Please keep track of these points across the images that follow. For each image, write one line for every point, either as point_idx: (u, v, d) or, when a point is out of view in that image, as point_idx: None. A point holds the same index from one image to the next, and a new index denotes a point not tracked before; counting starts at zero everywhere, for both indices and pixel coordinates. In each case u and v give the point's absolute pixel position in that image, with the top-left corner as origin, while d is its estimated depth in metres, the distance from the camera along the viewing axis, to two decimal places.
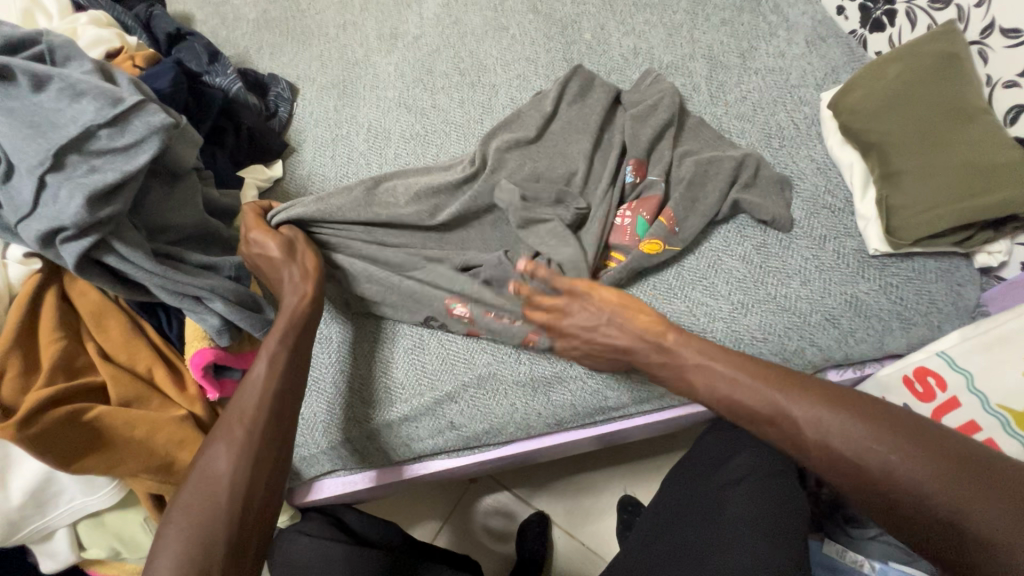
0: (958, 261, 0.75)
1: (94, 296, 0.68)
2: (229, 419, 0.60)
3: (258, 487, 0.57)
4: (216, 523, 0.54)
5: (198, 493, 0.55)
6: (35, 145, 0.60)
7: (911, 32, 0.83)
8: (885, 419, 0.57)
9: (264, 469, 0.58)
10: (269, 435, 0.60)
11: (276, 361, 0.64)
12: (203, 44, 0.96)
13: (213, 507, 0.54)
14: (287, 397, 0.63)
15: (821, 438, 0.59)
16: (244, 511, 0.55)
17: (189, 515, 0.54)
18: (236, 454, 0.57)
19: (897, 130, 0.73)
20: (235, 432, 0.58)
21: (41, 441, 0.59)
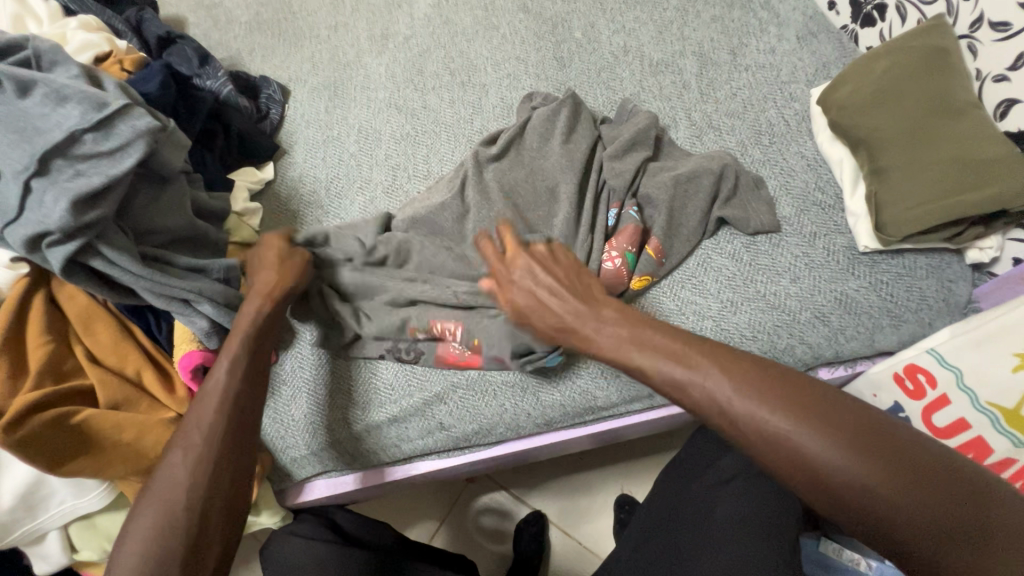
0: (949, 257, 0.75)
1: (83, 300, 0.68)
2: (185, 422, 0.58)
3: (217, 491, 0.56)
4: (173, 529, 0.53)
5: (155, 498, 0.54)
6: (21, 150, 0.60)
7: (902, 27, 0.83)
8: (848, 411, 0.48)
9: (222, 476, 0.57)
10: (229, 438, 0.58)
11: (237, 362, 0.62)
12: (194, 47, 0.96)
13: (170, 513, 0.53)
14: (251, 398, 0.61)
15: (767, 419, 0.49)
16: (204, 515, 0.54)
17: (148, 522, 0.53)
18: (193, 459, 0.56)
19: (886, 126, 0.72)
20: (192, 436, 0.57)
21: (28, 444, 0.59)
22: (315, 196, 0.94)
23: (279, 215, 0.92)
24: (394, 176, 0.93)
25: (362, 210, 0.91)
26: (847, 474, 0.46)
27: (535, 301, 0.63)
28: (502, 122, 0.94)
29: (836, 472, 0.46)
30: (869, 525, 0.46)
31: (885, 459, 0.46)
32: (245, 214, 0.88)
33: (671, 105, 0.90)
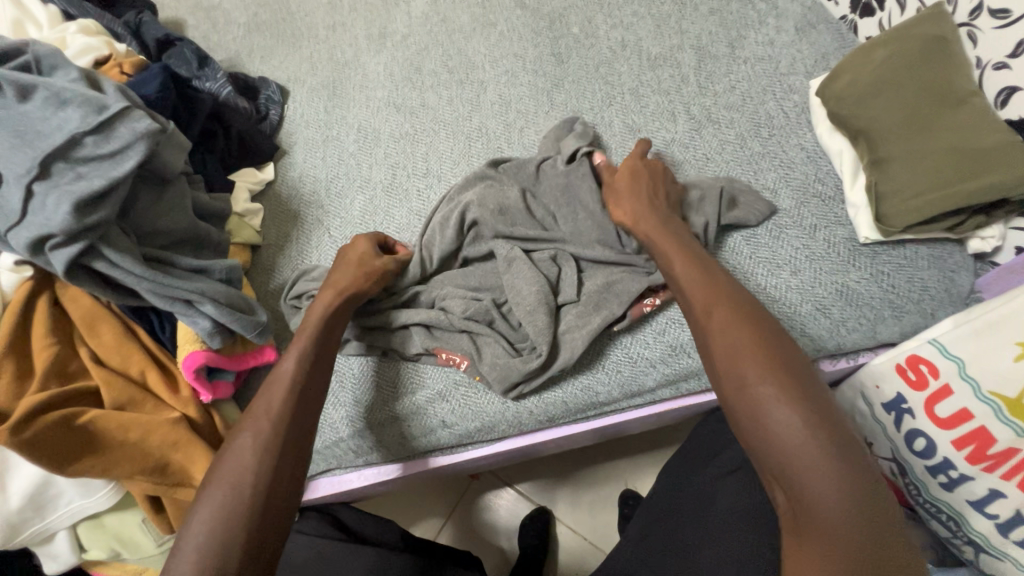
0: (950, 247, 0.74)
1: (87, 302, 0.69)
2: (255, 412, 0.60)
3: (281, 482, 0.57)
4: (237, 516, 0.53)
5: (224, 482, 0.55)
6: (22, 154, 0.61)
7: (901, 16, 0.82)
8: (799, 378, 0.53)
9: (286, 467, 0.58)
10: (292, 431, 0.60)
11: (303, 358, 0.65)
12: (192, 49, 0.97)
13: (236, 498, 0.54)
14: (312, 393, 0.63)
15: (724, 337, 0.57)
16: (267, 503, 0.55)
17: (215, 504, 0.54)
18: (264, 441, 0.58)
19: (886, 116, 0.72)
20: (261, 424, 0.59)
21: (35, 444, 0.60)
22: (316, 195, 0.94)
23: (281, 215, 0.93)
24: (393, 175, 0.93)
25: (362, 209, 0.91)
26: (774, 404, 0.51)
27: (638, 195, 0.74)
28: (501, 118, 0.94)
29: (739, 359, 0.55)
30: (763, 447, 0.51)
31: (816, 415, 0.50)
32: (246, 215, 0.89)
33: (670, 99, 0.90)
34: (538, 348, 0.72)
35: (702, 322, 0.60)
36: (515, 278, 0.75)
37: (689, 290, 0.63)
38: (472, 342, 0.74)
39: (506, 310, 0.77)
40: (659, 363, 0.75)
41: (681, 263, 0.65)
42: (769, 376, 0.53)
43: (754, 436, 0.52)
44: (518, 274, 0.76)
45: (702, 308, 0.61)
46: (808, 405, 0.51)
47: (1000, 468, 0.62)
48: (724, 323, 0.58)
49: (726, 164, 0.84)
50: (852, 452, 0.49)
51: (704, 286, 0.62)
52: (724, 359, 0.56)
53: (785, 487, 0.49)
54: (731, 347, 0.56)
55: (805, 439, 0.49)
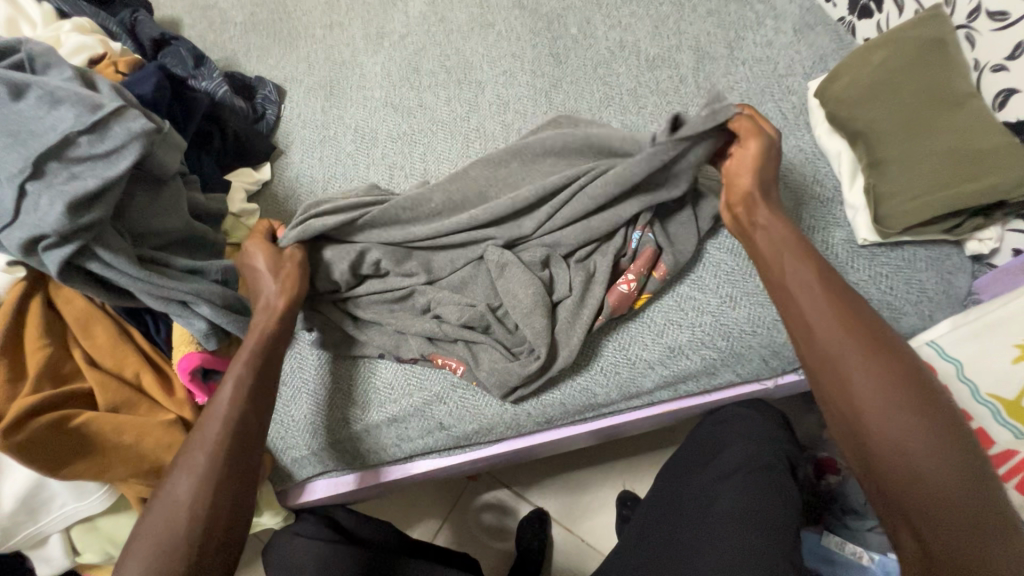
0: (949, 249, 0.74)
1: (80, 303, 0.69)
2: (194, 443, 0.59)
3: (219, 517, 0.56)
4: (174, 557, 0.53)
5: (163, 519, 0.55)
6: (16, 153, 0.60)
7: (899, 17, 0.82)
8: (938, 417, 0.51)
9: (224, 500, 0.56)
10: (231, 463, 0.58)
11: (242, 382, 0.62)
12: (189, 48, 0.96)
13: (172, 539, 0.54)
14: (253, 418, 0.61)
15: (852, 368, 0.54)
16: (204, 542, 0.54)
17: (154, 542, 0.54)
18: (198, 476, 0.56)
19: (885, 117, 0.72)
20: (197, 459, 0.58)
21: (27, 447, 0.59)
22: (313, 196, 0.93)
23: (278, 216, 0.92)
24: (391, 175, 0.93)
25: None
26: (915, 446, 0.49)
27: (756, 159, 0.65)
28: (499, 118, 0.94)
29: (880, 402, 0.52)
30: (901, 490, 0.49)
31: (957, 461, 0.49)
32: (243, 215, 0.88)
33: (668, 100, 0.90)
34: (534, 346, 0.71)
35: (835, 356, 0.55)
36: (510, 283, 0.73)
37: (819, 314, 0.57)
38: (467, 346, 0.74)
39: (501, 314, 0.75)
40: (658, 364, 0.75)
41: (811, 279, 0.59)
42: (911, 421, 0.50)
43: (888, 483, 0.50)
44: (512, 278, 0.73)
45: (833, 336, 0.56)
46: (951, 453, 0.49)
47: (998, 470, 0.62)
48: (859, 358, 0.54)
49: None
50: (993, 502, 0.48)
51: (835, 310, 0.57)
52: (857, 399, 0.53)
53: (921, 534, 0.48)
54: (871, 386, 0.52)
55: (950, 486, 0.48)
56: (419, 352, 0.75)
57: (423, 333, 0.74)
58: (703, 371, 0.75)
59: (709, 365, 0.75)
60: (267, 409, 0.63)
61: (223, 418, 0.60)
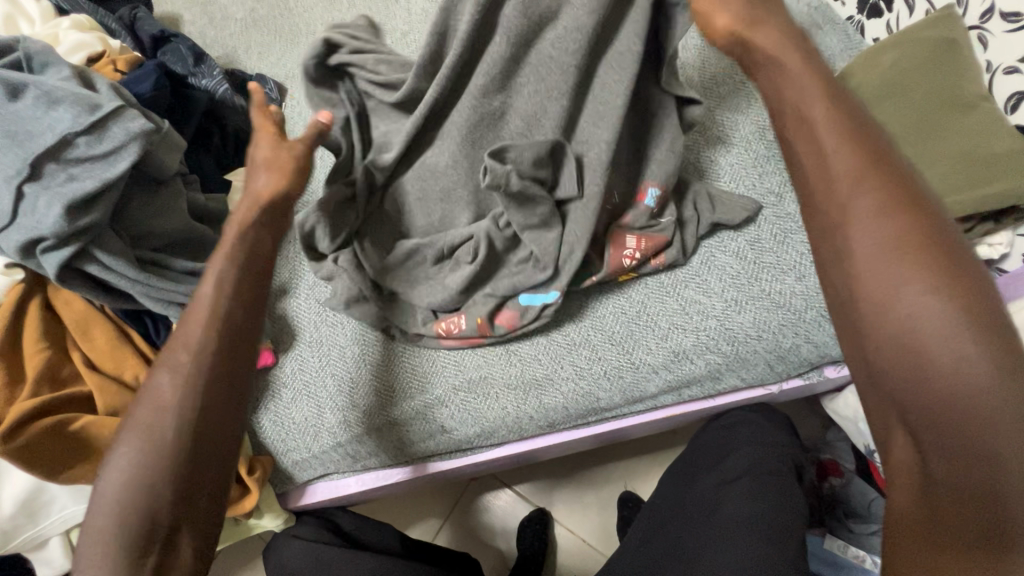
0: None
1: (80, 305, 0.68)
2: (181, 338, 0.53)
3: (217, 426, 0.52)
4: (159, 458, 0.49)
5: (157, 409, 0.51)
6: (12, 154, 0.60)
7: (910, 17, 0.81)
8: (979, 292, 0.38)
9: (214, 400, 0.52)
10: (225, 368, 0.53)
11: (241, 279, 0.56)
12: (189, 45, 0.95)
13: (158, 441, 0.49)
14: (245, 317, 0.55)
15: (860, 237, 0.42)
16: (202, 450, 0.50)
17: (144, 430, 0.50)
18: (182, 376, 0.52)
19: (894, 121, 0.71)
20: (181, 358, 0.52)
21: (27, 451, 0.59)
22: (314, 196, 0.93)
23: None
24: None
25: None
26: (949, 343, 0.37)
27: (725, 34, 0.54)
28: None
29: (886, 274, 0.40)
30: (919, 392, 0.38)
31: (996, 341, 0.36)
32: None
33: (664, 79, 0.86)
34: (542, 260, 0.73)
35: (840, 226, 0.43)
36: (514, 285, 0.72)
37: (826, 175, 0.44)
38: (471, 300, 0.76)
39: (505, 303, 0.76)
40: (662, 369, 0.74)
41: (819, 138, 0.46)
42: (917, 283, 0.38)
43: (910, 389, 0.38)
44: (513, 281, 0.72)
45: (835, 202, 0.43)
46: (983, 330, 0.36)
47: None
48: (870, 221, 0.41)
49: (731, 167, 0.83)
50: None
51: (855, 169, 0.43)
52: (859, 275, 0.41)
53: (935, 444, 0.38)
54: (882, 254, 0.40)
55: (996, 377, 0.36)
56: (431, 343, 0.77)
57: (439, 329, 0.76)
58: (707, 376, 0.75)
59: (713, 370, 0.74)
60: (258, 301, 0.56)
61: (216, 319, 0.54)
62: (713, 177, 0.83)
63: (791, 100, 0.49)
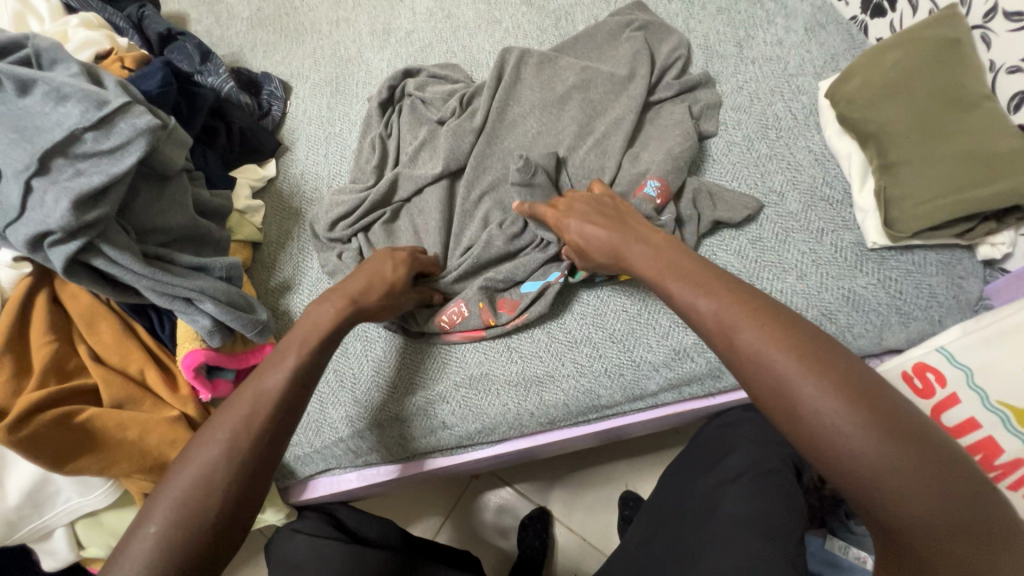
0: (960, 254, 0.73)
1: (85, 299, 0.69)
2: (227, 420, 0.53)
3: (244, 515, 0.51)
4: (193, 533, 0.47)
5: (188, 490, 0.49)
6: (21, 149, 0.60)
7: (913, 17, 0.81)
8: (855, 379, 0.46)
9: (256, 484, 0.52)
10: (269, 444, 0.53)
11: (300, 369, 0.57)
12: (195, 44, 0.96)
13: (197, 517, 0.48)
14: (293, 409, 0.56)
15: (750, 349, 0.49)
16: (225, 539, 0.49)
17: (170, 511, 0.48)
18: (237, 454, 0.51)
19: (897, 119, 0.71)
20: (233, 435, 0.52)
21: (32, 442, 0.60)
22: (318, 193, 0.93)
23: (282, 213, 0.92)
24: None
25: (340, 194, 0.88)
26: (845, 429, 0.43)
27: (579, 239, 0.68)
28: None
29: (789, 383, 0.46)
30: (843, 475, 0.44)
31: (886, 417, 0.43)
32: (248, 212, 0.88)
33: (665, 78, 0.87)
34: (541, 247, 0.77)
35: (728, 347, 0.51)
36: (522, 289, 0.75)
37: (702, 310, 0.53)
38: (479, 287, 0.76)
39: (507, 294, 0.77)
40: (662, 367, 0.74)
41: (681, 288, 0.56)
42: (807, 383, 0.46)
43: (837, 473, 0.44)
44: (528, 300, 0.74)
45: (719, 329, 0.52)
46: (876, 415, 0.43)
47: (1008, 478, 0.62)
48: (757, 341, 0.49)
49: (733, 166, 0.83)
50: (942, 455, 0.42)
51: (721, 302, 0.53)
52: (762, 385, 0.48)
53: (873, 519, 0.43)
54: (766, 360, 0.48)
55: (897, 451, 0.42)
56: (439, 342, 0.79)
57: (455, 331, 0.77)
58: (708, 374, 0.75)
59: (714, 368, 0.74)
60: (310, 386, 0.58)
61: (263, 404, 0.54)
62: (714, 176, 0.83)
63: (646, 262, 0.61)
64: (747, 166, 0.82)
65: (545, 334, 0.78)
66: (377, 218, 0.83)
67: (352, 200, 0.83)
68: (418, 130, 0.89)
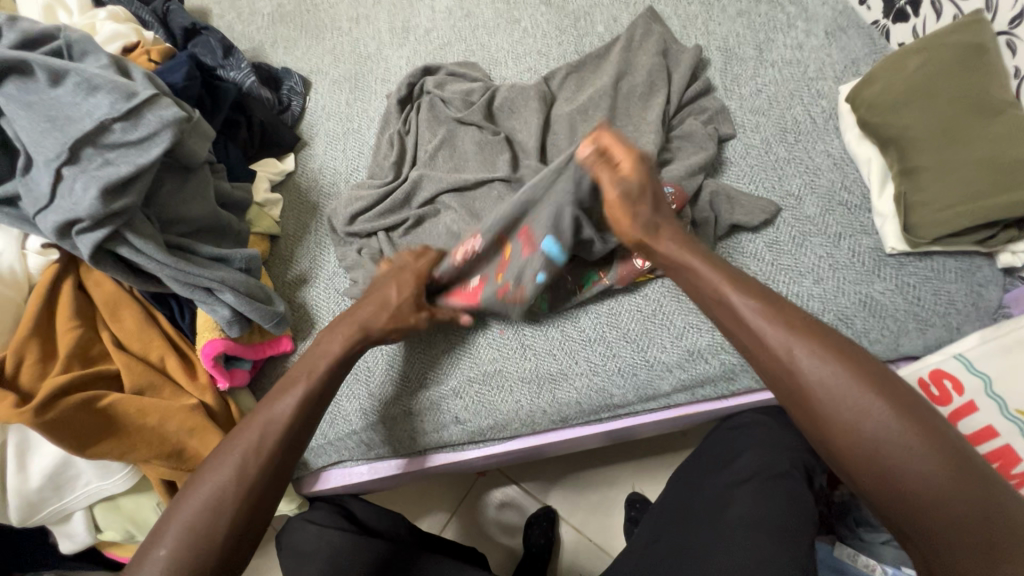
0: (980, 261, 0.73)
1: (109, 287, 0.70)
2: (231, 452, 0.58)
3: (252, 532, 0.57)
4: (202, 555, 0.53)
5: (199, 509, 0.55)
6: (52, 138, 0.62)
7: (936, 22, 0.80)
8: (916, 409, 0.49)
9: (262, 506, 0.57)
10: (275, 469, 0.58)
11: (307, 400, 0.62)
12: (218, 38, 0.98)
13: (206, 537, 0.54)
14: (289, 442, 0.60)
15: (814, 375, 0.52)
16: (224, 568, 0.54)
17: (181, 532, 0.54)
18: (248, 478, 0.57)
19: (918, 125, 0.70)
20: (240, 462, 0.57)
21: (56, 426, 0.61)
22: (336, 187, 0.94)
23: (300, 207, 0.93)
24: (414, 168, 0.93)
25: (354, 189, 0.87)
26: (905, 455, 0.47)
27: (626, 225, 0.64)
28: None
29: (854, 410, 0.49)
30: (900, 500, 0.47)
31: (942, 447, 0.47)
32: (267, 205, 0.89)
33: (684, 80, 0.87)
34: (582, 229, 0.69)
35: (790, 367, 0.53)
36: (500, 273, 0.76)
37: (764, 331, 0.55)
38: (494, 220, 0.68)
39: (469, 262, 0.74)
40: (676, 368, 0.75)
41: (742, 302, 0.57)
42: (873, 410, 0.49)
43: (895, 498, 0.48)
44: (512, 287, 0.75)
45: (783, 350, 0.54)
46: (934, 442, 0.47)
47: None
48: (821, 365, 0.51)
49: (750, 168, 0.83)
50: (991, 485, 0.46)
51: (777, 321, 0.55)
52: (826, 411, 0.51)
53: (920, 540, 0.47)
54: (830, 386, 0.51)
55: (953, 481, 0.46)
56: (454, 337, 0.79)
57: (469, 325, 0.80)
58: (722, 376, 0.75)
59: (728, 369, 0.74)
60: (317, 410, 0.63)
61: (270, 432, 0.59)
62: (731, 178, 0.83)
63: (711, 274, 0.60)
64: (765, 168, 0.82)
65: (559, 332, 0.78)
66: (401, 222, 0.83)
67: (370, 196, 0.84)
68: (436, 128, 0.89)
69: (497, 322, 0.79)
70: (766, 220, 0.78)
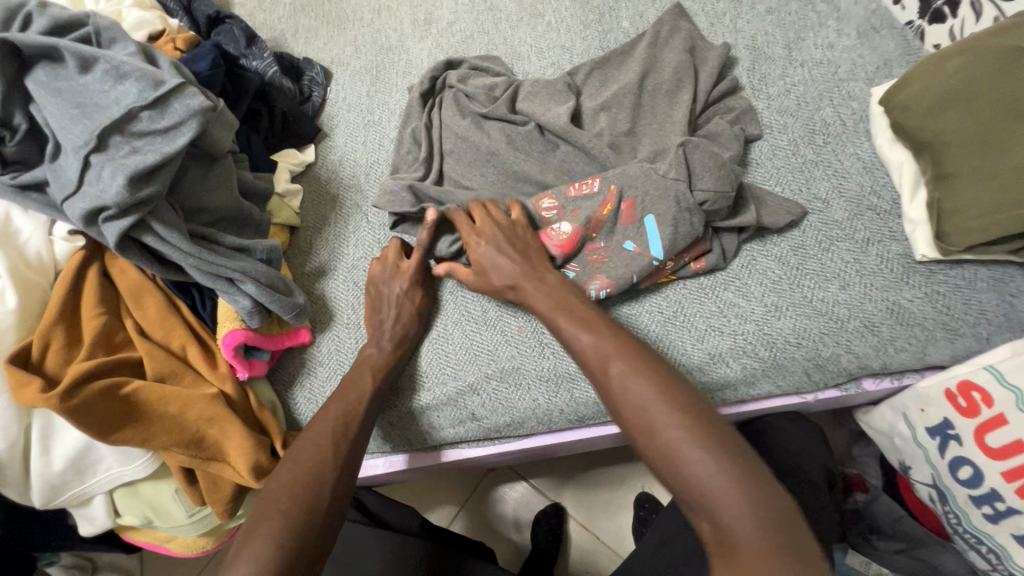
0: (1013, 271, 0.71)
1: (133, 274, 0.71)
2: (318, 441, 0.64)
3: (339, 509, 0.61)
4: (307, 527, 0.57)
5: (298, 486, 0.59)
6: (81, 125, 0.62)
7: (976, 23, 0.78)
8: (696, 410, 0.54)
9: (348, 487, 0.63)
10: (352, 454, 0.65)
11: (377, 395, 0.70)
12: (242, 27, 0.97)
13: (301, 509, 0.57)
14: (362, 435, 0.67)
15: (621, 381, 0.58)
16: (321, 542, 0.57)
17: (277, 514, 0.56)
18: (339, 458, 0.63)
19: (955, 129, 0.69)
20: (324, 447, 0.63)
21: (80, 411, 0.62)
22: (355, 180, 0.93)
23: (320, 199, 0.93)
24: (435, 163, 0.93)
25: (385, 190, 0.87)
26: (687, 449, 0.51)
27: (488, 265, 0.73)
28: None
29: (647, 410, 0.55)
30: (686, 488, 0.50)
31: (717, 442, 0.51)
32: (286, 194, 0.88)
33: (711, 79, 0.85)
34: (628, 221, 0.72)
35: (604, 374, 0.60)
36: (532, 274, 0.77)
37: (582, 342, 0.63)
38: (622, 175, 0.74)
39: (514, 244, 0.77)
40: (697, 370, 0.73)
41: (567, 322, 0.66)
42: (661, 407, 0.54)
43: (681, 486, 0.51)
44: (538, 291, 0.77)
45: (600, 360, 0.61)
46: (711, 437, 0.51)
47: None
48: (626, 371, 0.58)
49: (777, 170, 0.82)
50: (763, 477, 0.49)
51: (599, 337, 0.63)
52: (627, 411, 0.56)
53: (709, 523, 0.48)
54: (632, 390, 0.57)
55: (725, 470, 0.49)
56: (474, 332, 0.79)
57: (488, 322, 0.79)
58: (743, 381, 0.74)
59: (749, 375, 0.73)
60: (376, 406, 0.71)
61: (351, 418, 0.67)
62: (757, 180, 0.82)
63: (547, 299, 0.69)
64: (792, 171, 0.81)
65: None
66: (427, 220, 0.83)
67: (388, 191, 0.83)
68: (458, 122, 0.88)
69: (516, 318, 0.79)
70: (792, 223, 0.77)
